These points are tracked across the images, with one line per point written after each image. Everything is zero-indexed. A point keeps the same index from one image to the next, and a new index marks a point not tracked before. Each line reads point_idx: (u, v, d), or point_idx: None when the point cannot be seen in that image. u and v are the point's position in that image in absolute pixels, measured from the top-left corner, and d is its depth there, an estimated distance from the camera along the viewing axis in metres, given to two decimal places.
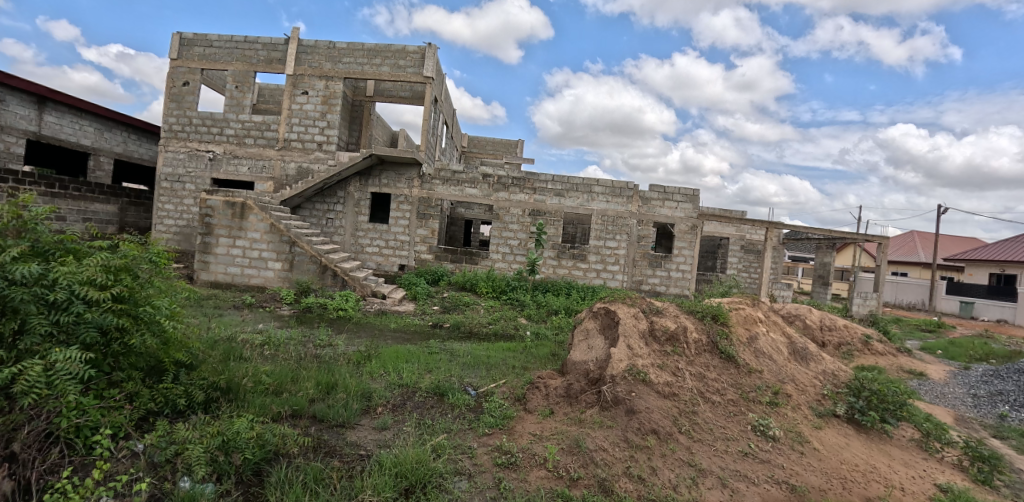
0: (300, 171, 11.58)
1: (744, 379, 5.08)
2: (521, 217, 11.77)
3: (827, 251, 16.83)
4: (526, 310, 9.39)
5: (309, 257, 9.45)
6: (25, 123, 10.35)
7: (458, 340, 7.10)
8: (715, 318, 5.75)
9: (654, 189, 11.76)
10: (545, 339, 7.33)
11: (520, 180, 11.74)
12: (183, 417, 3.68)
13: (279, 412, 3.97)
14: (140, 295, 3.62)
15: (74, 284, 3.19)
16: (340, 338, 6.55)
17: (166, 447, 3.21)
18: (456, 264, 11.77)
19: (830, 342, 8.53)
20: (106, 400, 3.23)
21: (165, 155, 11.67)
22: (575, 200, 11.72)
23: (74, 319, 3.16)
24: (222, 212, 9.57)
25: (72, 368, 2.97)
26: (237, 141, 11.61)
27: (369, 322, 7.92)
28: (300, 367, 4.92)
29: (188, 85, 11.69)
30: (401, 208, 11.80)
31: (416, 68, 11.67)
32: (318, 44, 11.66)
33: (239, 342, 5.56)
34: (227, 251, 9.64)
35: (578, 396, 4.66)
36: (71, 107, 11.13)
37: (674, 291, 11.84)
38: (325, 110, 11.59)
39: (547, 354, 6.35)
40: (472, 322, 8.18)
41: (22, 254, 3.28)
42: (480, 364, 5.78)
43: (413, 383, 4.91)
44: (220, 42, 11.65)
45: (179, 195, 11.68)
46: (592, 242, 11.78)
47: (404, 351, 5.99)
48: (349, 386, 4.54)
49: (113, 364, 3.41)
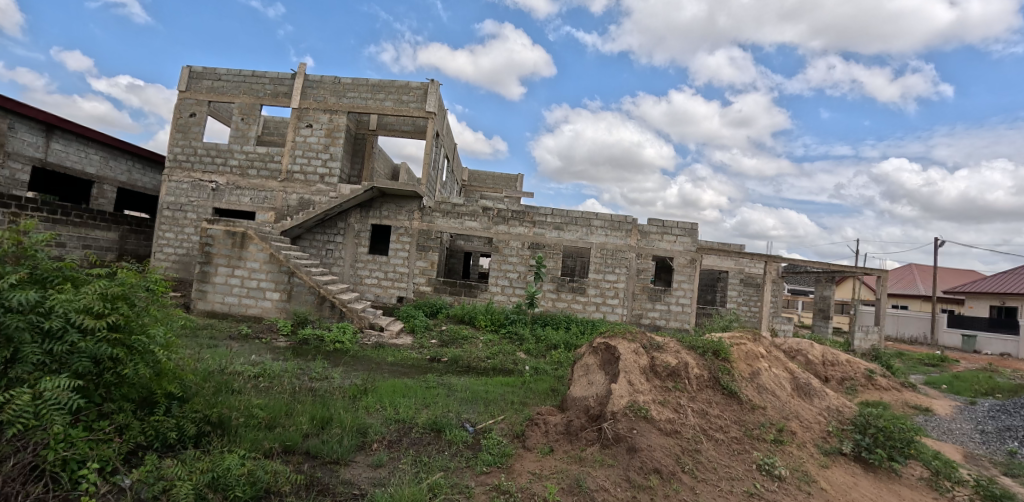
0: (302, 203, 11.65)
1: (747, 416, 5.00)
2: (520, 250, 11.79)
3: (826, 284, 16.82)
4: (525, 344, 9.27)
5: (308, 288, 9.42)
6: (32, 150, 10.48)
7: (456, 375, 6.98)
8: (716, 353, 5.69)
9: (653, 223, 11.83)
10: (545, 374, 7.21)
11: (520, 213, 11.81)
12: (173, 451, 3.60)
13: (272, 447, 3.87)
14: (136, 324, 3.59)
15: (70, 312, 3.17)
16: (336, 371, 6.43)
17: (154, 483, 3.13)
18: (455, 296, 11.70)
19: (832, 377, 8.40)
20: (95, 432, 3.16)
21: (168, 184, 11.79)
22: (574, 233, 11.78)
23: (68, 348, 3.12)
24: (222, 241, 9.60)
25: (60, 397, 2.92)
26: (240, 172, 11.74)
27: (366, 354, 7.80)
28: (295, 400, 4.83)
29: (194, 116, 11.90)
30: (401, 240, 11.83)
31: (419, 103, 11.91)
32: (324, 79, 11.95)
33: (233, 374, 5.47)
34: (225, 280, 9.61)
35: (578, 433, 4.57)
36: (78, 135, 11.32)
37: (674, 325, 11.76)
38: (328, 142, 11.76)
39: (547, 389, 6.26)
40: (470, 356, 8.04)
41: (19, 281, 3.28)
42: (478, 399, 5.67)
43: (410, 419, 4.81)
44: (229, 76, 11.95)
45: (180, 224, 11.73)
46: (592, 275, 11.76)
47: (402, 385, 5.89)
48: (344, 421, 4.45)
49: (104, 395, 3.33)
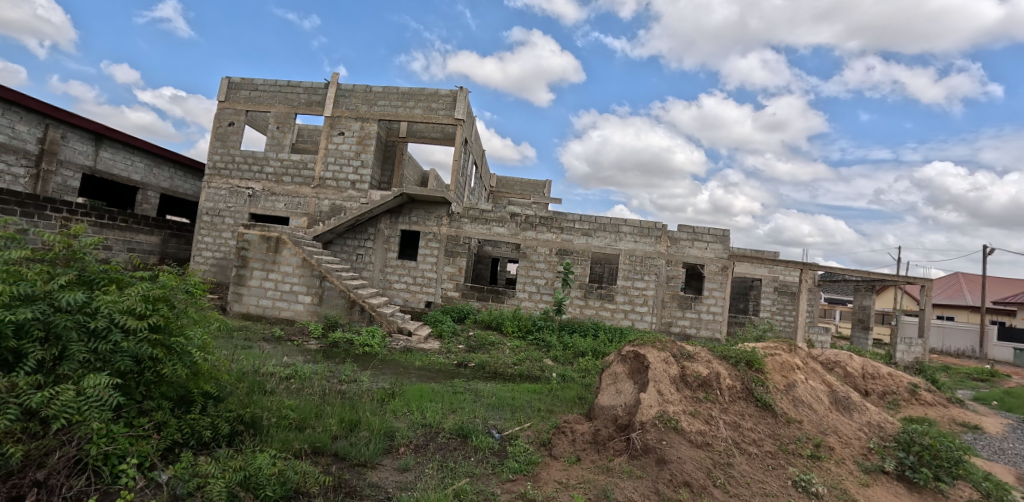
0: (334, 208, 11.90)
1: (781, 430, 4.83)
2: (548, 256, 11.75)
3: (866, 293, 16.17)
4: (552, 351, 9.21)
5: (338, 292, 9.59)
6: (82, 158, 11.04)
7: (483, 380, 6.99)
8: (750, 364, 5.52)
9: (683, 229, 11.62)
10: (572, 382, 7.13)
11: (548, 219, 11.78)
12: (208, 449, 3.68)
13: (301, 449, 3.93)
14: (175, 326, 3.72)
15: (115, 312, 3.31)
16: (365, 374, 6.50)
17: (189, 479, 3.22)
18: (482, 302, 11.72)
19: (873, 391, 8.05)
20: (135, 429, 3.28)
21: (208, 191, 12.23)
22: (602, 239, 11.67)
23: (111, 347, 3.25)
24: (258, 246, 9.88)
25: (102, 395, 3.03)
26: (276, 179, 12.09)
27: (394, 358, 7.88)
28: (324, 402, 4.91)
29: (233, 125, 12.34)
30: (430, 246, 11.94)
31: (448, 110, 12.04)
32: (356, 89, 12.21)
33: (266, 375, 5.60)
34: (260, 283, 9.88)
35: (606, 443, 4.50)
36: (125, 144, 11.87)
37: (705, 334, 11.48)
38: (360, 150, 11.98)
39: (574, 397, 6.19)
40: (497, 362, 8.02)
41: (69, 283, 3.44)
42: (505, 406, 5.64)
43: (437, 423, 4.82)
44: (265, 86, 12.34)
45: (218, 229, 12.12)
46: (620, 282, 11.61)
47: (429, 389, 5.92)
48: (372, 424, 4.48)
49: (144, 393, 3.46)
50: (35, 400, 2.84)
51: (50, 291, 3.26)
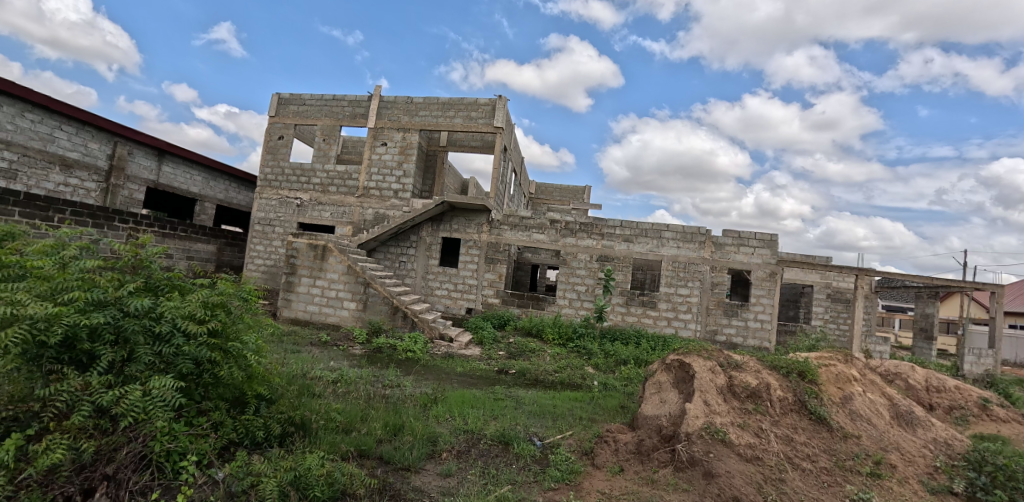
0: (377, 217, 12.22)
1: (838, 446, 4.60)
2: (589, 263, 11.65)
3: (929, 300, 15.21)
4: (593, 359, 9.11)
5: (382, 298, 9.82)
6: (146, 173, 11.79)
7: (524, 387, 6.99)
8: (802, 375, 5.29)
9: (728, 234, 11.29)
10: (614, 390, 7.03)
11: (588, 226, 11.70)
12: (261, 449, 3.83)
13: (348, 451, 4.03)
14: (231, 331, 3.91)
15: (177, 317, 3.51)
16: (407, 379, 6.61)
17: (243, 477, 3.35)
18: (523, 308, 11.72)
19: (938, 405, 7.54)
20: (194, 428, 3.46)
21: (260, 202, 12.81)
22: (644, 245, 11.48)
23: (174, 350, 3.45)
24: (306, 254, 10.25)
25: (165, 395, 3.22)
26: (322, 189, 12.53)
27: (436, 364, 7.98)
28: (370, 406, 5.03)
29: (282, 138, 12.90)
30: (470, 253, 12.07)
31: (487, 119, 12.17)
32: (398, 100, 12.53)
33: (314, 379, 5.79)
34: (308, 290, 10.24)
35: (650, 454, 4.40)
36: (185, 159, 12.61)
37: (753, 343, 11.08)
38: (402, 160, 12.27)
39: (616, 406, 6.10)
40: (538, 369, 8.00)
41: (137, 289, 3.68)
42: (546, 414, 5.62)
43: (479, 430, 4.85)
44: (312, 100, 12.84)
45: (269, 238, 12.65)
46: (663, 288, 11.38)
47: (470, 396, 5.96)
48: (416, 429, 4.55)
49: (203, 394, 3.65)
50: (106, 399, 3.05)
51: (120, 297, 3.49)
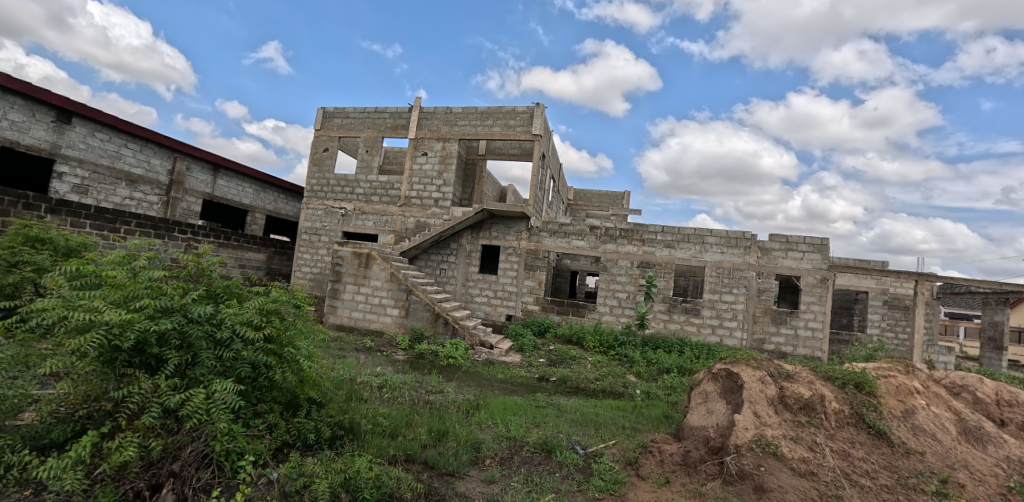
0: (418, 225, 12.46)
1: (900, 462, 4.35)
2: (629, 269, 11.50)
3: (999, 308, 14.21)
4: (635, 367, 8.96)
5: (424, 305, 10.00)
6: (203, 186, 12.48)
7: (565, 395, 6.96)
8: (859, 387, 5.04)
9: (775, 239, 10.92)
10: (657, 400, 6.89)
11: (629, 232, 11.56)
12: (312, 451, 3.97)
13: (395, 455, 4.12)
14: (285, 337, 4.08)
15: (236, 324, 3.71)
16: (450, 385, 6.70)
17: (296, 478, 3.48)
18: (562, 316, 11.67)
19: (1012, 420, 7.02)
20: (251, 429, 3.62)
21: (307, 212, 13.31)
22: (686, 251, 11.24)
23: (233, 355, 3.64)
24: (351, 262, 10.56)
25: (226, 398, 3.39)
26: (366, 199, 12.90)
27: (477, 371, 8.05)
28: (414, 411, 5.12)
29: (328, 151, 13.37)
30: (510, 260, 12.13)
31: (525, 127, 12.24)
32: (437, 111, 12.78)
33: (361, 383, 5.95)
34: (352, 297, 10.54)
35: (697, 466, 4.29)
36: (237, 172, 13.27)
37: (803, 352, 10.64)
38: (442, 169, 12.50)
39: (659, 416, 5.98)
40: (579, 377, 7.94)
41: (199, 297, 3.90)
42: (588, 422, 5.57)
43: (521, 437, 4.86)
44: (356, 113, 13.26)
45: (315, 246, 13.10)
46: (707, 295, 11.09)
47: (512, 403, 5.98)
48: (460, 435, 4.60)
49: (259, 397, 3.82)
50: (173, 400, 3.25)
51: (185, 304, 3.71)
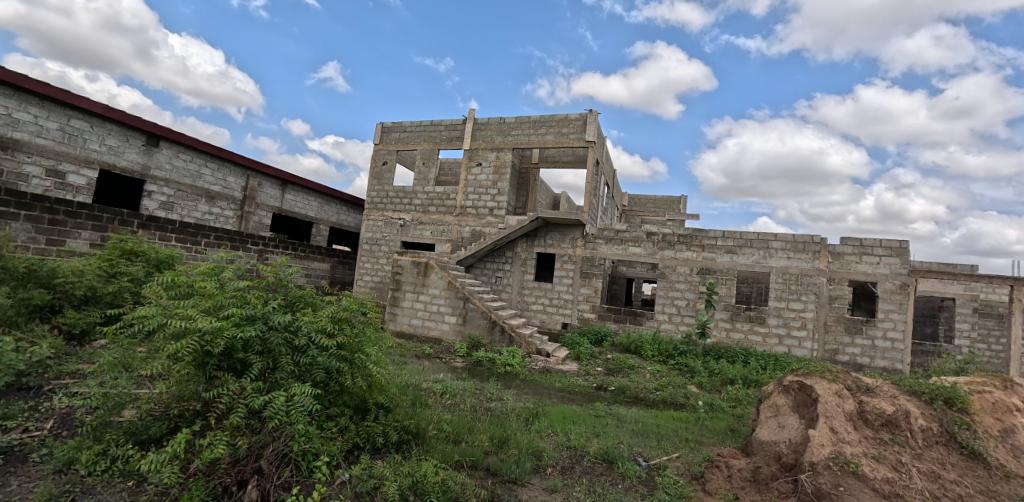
0: (474, 234, 12.69)
1: (1000, 487, 3.98)
2: (688, 276, 11.18)
3: None
4: (697, 377, 8.69)
5: (480, 313, 10.15)
6: (272, 201, 13.30)
7: (625, 405, 6.85)
8: (949, 402, 4.67)
9: (847, 243, 10.30)
10: (721, 412, 6.66)
11: (687, 237, 11.26)
12: (381, 454, 4.13)
13: (459, 461, 4.21)
14: (356, 344, 4.29)
15: (312, 331, 3.94)
16: (508, 393, 6.76)
17: (367, 480, 3.63)
18: (619, 324, 11.49)
19: None
20: (326, 431, 3.81)
21: (368, 223, 13.87)
22: (749, 256, 10.80)
23: (309, 361, 3.86)
24: (410, 271, 10.89)
25: (304, 401, 3.60)
26: (423, 209, 13.29)
27: (535, 379, 8.07)
28: (476, 418, 5.21)
29: (387, 164, 13.90)
30: (565, 267, 12.11)
31: (578, 134, 12.22)
32: (491, 121, 13.01)
33: (423, 389, 6.13)
34: (412, 305, 10.85)
35: (769, 483, 4.11)
36: (304, 186, 14.04)
37: (882, 364, 9.94)
38: (496, 178, 12.68)
39: (725, 429, 5.78)
40: (638, 386, 7.80)
41: (278, 305, 4.18)
42: (650, 433, 5.46)
43: (582, 447, 4.83)
44: (413, 127, 13.72)
45: (376, 256, 13.61)
46: (773, 303, 10.59)
47: (571, 411, 5.96)
48: (521, 443, 4.64)
49: (332, 401, 4.03)
50: (257, 402, 3.49)
51: (266, 312, 3.98)
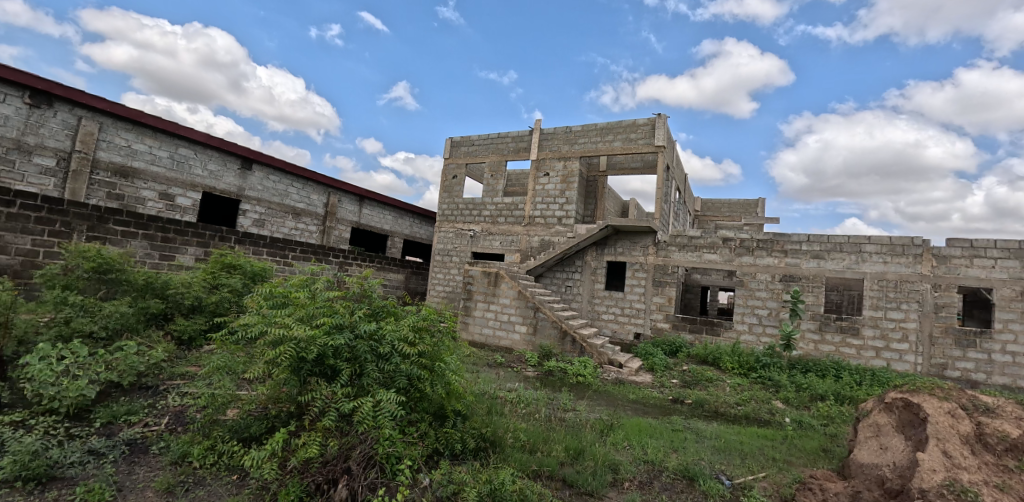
0: (543, 244, 12.76)
1: None
2: (770, 284, 10.58)
3: None
4: (782, 392, 8.18)
5: (551, 322, 10.16)
6: (351, 216, 14.11)
7: (704, 419, 6.59)
8: None
9: (954, 245, 9.33)
10: (811, 430, 6.23)
11: (768, 242, 10.68)
12: (459, 460, 4.24)
13: (536, 470, 4.24)
14: (435, 352, 4.46)
15: (395, 340, 4.15)
16: (582, 404, 6.71)
17: (447, 485, 3.75)
18: (695, 334, 11.06)
19: None
20: (408, 435, 3.98)
21: (440, 235, 14.33)
22: (838, 262, 10.06)
23: (393, 368, 4.06)
24: (481, 281, 11.13)
25: (389, 407, 3.79)
26: (492, 220, 13.54)
27: (608, 390, 7.95)
28: (551, 428, 5.22)
29: (457, 177, 14.32)
30: (637, 276, 11.86)
31: (647, 139, 11.98)
32: (557, 131, 13.06)
33: (498, 398, 6.23)
34: (483, 314, 11.06)
35: None
36: (380, 201, 14.78)
37: (1002, 381, 8.87)
38: (564, 187, 12.70)
39: (817, 448, 5.40)
40: (718, 400, 7.47)
41: (364, 315, 4.44)
42: (733, 450, 5.22)
43: (660, 461, 4.71)
44: (481, 140, 14.06)
45: (448, 267, 14.02)
46: (867, 312, 9.77)
47: (647, 424, 5.82)
48: (597, 455, 4.60)
49: (413, 407, 4.20)
50: (347, 406, 3.71)
51: (353, 321, 4.24)
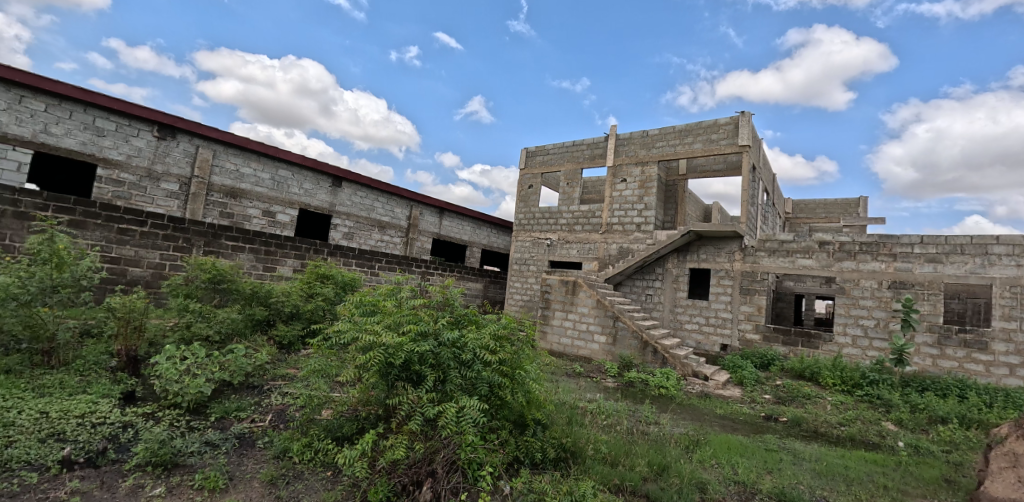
0: (621, 251, 12.50)
1: None
2: (876, 291, 9.61)
3: None
4: (894, 412, 7.37)
5: (631, 332, 9.91)
6: (432, 227, 14.66)
7: (801, 439, 6.10)
8: None
9: None
10: (932, 456, 5.55)
11: (872, 246, 9.72)
12: (539, 469, 4.23)
13: (618, 484, 4.13)
14: (515, 361, 4.51)
15: (476, 347, 4.25)
16: (665, 417, 6.45)
17: (528, 494, 3.76)
18: (790, 347, 10.28)
19: None
20: (489, 442, 4.04)
21: (516, 244, 14.49)
22: (960, 266, 8.94)
23: (474, 375, 4.16)
24: (558, 289, 11.10)
25: (471, 413, 3.88)
26: (569, 228, 13.49)
27: (693, 403, 7.60)
28: (633, 441, 5.07)
29: (532, 187, 14.44)
30: (722, 284, 11.26)
31: (730, 139, 11.40)
32: (634, 136, 12.80)
33: (578, 408, 6.15)
34: (561, 323, 11.00)
35: None
36: (458, 212, 15.24)
37: None
38: (642, 193, 12.38)
39: (939, 477, 4.80)
40: (817, 419, 6.87)
41: (447, 322, 4.58)
42: (837, 474, 4.77)
43: (752, 482, 4.41)
44: (555, 149, 14.10)
45: (525, 276, 14.12)
46: (999, 324, 8.58)
47: (737, 442, 5.48)
48: (682, 472, 4.39)
49: (494, 414, 4.26)
50: (431, 410, 3.85)
51: (437, 329, 4.39)
